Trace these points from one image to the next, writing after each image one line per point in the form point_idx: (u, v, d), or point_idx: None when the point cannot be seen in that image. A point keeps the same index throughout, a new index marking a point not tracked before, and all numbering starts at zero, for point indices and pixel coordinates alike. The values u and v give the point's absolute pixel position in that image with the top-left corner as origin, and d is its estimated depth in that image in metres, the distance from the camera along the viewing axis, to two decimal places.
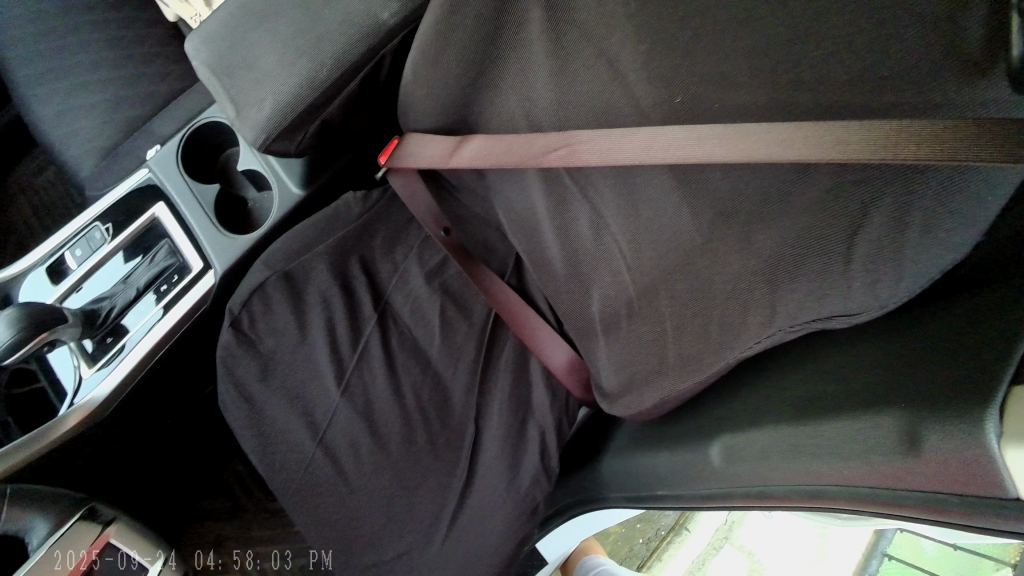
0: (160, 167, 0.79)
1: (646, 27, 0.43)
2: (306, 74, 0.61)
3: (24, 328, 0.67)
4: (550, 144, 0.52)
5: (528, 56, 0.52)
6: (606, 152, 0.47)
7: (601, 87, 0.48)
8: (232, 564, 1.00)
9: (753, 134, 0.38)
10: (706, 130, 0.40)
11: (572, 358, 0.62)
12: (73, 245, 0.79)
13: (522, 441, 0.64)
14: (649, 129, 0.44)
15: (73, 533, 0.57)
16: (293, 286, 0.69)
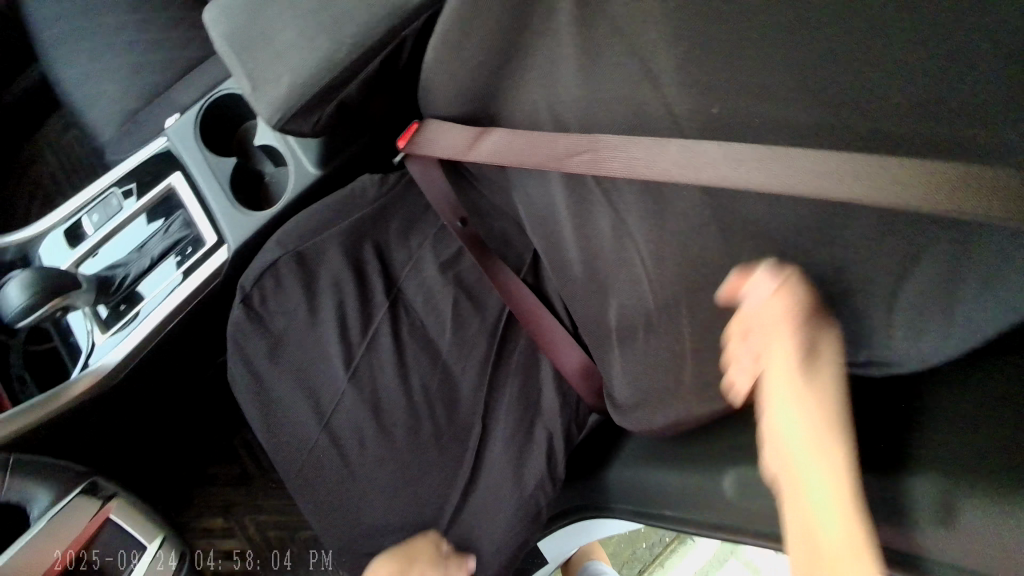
0: (178, 135, 0.78)
1: (684, 31, 0.41)
2: (325, 55, 0.61)
3: (37, 292, 0.67)
4: (572, 146, 0.50)
5: (557, 49, 0.49)
6: (632, 162, 0.45)
7: (634, 88, 0.45)
8: (237, 530, 0.98)
9: (798, 163, 0.36)
10: (748, 152, 0.39)
11: (584, 363, 0.60)
12: (91, 210, 0.79)
13: (528, 441, 0.61)
14: (683, 142, 0.42)
15: (74, 506, 0.59)
16: (305, 266, 0.69)
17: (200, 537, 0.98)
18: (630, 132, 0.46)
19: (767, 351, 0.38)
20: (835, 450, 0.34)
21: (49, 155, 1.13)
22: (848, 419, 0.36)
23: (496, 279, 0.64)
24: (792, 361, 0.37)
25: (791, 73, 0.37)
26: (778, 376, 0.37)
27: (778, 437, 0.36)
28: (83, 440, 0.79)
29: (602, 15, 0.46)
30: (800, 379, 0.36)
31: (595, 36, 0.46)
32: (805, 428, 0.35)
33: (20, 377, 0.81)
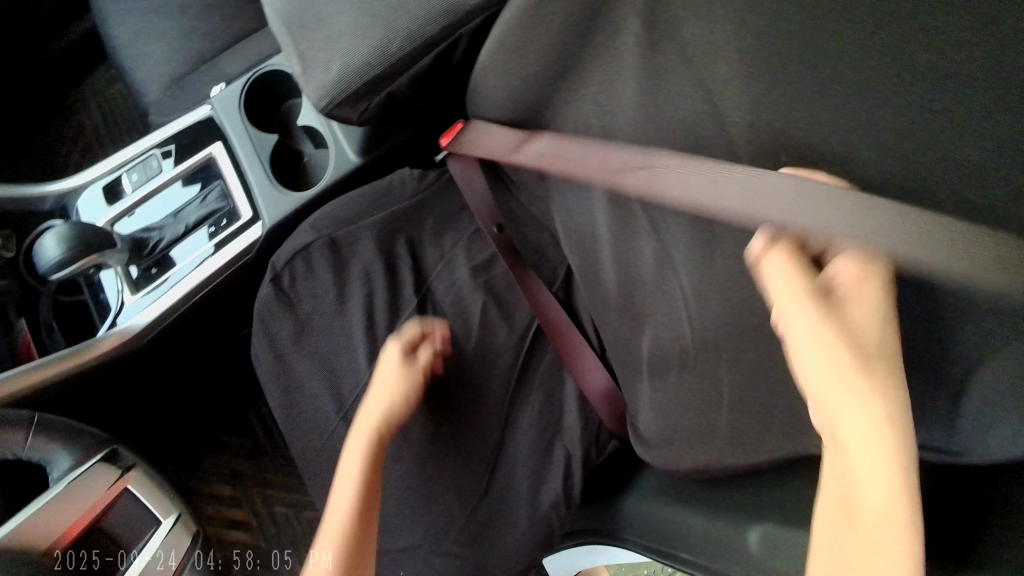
0: (222, 105, 0.78)
1: (756, 77, 0.42)
2: (377, 45, 0.60)
3: (73, 247, 0.67)
4: (626, 164, 0.49)
5: (620, 71, 0.49)
6: (698, 197, 0.45)
7: (695, 120, 0.45)
8: (245, 500, 1.01)
9: (879, 227, 0.38)
10: (832, 204, 0.39)
11: (609, 385, 0.61)
12: (131, 169, 0.79)
13: (547, 458, 0.62)
14: (759, 178, 0.42)
15: (92, 473, 0.57)
16: (337, 252, 0.70)
17: (209, 502, 1.01)
18: (694, 163, 0.45)
19: (785, 268, 0.39)
20: (866, 365, 0.35)
21: (93, 104, 1.15)
22: (877, 334, 0.36)
23: (530, 292, 0.64)
24: (809, 293, 0.38)
25: (857, 135, 0.39)
26: (798, 298, 0.37)
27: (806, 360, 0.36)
28: (104, 398, 0.80)
29: (671, 46, 0.45)
30: (826, 310, 0.37)
31: (659, 61, 0.46)
32: (831, 348, 0.35)
33: (48, 326, 0.80)
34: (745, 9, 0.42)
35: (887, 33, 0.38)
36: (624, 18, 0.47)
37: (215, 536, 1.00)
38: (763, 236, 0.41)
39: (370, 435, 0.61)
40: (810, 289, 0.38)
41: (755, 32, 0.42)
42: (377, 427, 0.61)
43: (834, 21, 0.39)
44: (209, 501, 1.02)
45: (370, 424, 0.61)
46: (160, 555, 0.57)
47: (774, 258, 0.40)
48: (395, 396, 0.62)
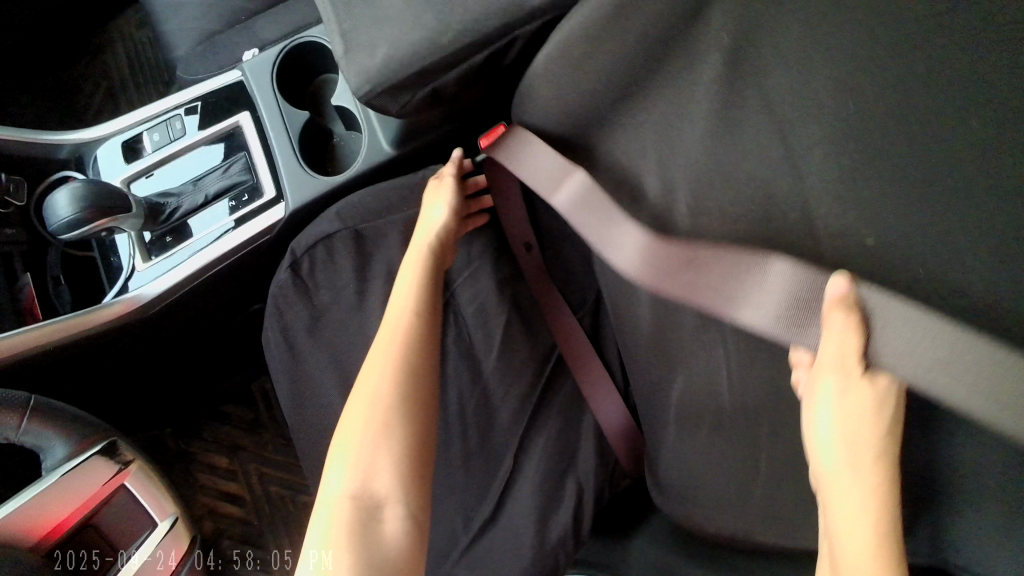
0: (253, 73, 0.74)
1: (836, 144, 0.43)
2: (428, 36, 0.56)
3: (84, 208, 0.60)
4: (674, 264, 0.49)
5: (691, 108, 0.48)
6: (742, 303, 0.47)
7: (766, 174, 0.46)
8: (240, 474, 1.04)
9: (919, 346, 0.41)
10: (872, 318, 0.42)
11: (627, 426, 0.68)
12: (152, 128, 0.73)
13: (560, 486, 0.67)
14: (796, 283, 0.44)
15: (89, 465, 0.58)
16: (362, 245, 0.69)
17: (206, 470, 1.04)
18: (733, 260, 0.46)
19: (836, 332, 0.43)
20: (868, 442, 0.42)
21: (121, 48, 1.10)
22: (881, 412, 0.42)
23: (560, 328, 0.69)
24: (844, 367, 0.43)
25: (925, 220, 0.41)
26: (835, 366, 0.43)
27: (814, 428, 0.44)
28: (112, 366, 0.79)
29: (752, 94, 0.46)
30: (849, 387, 0.43)
31: (738, 101, 0.46)
32: (841, 431, 0.42)
33: (55, 278, 0.74)
34: (835, 78, 0.43)
35: (969, 125, 0.40)
36: (705, 52, 0.47)
37: (206, 506, 1.03)
38: (837, 287, 0.42)
39: (428, 247, 0.64)
40: (846, 363, 0.43)
41: (841, 101, 0.43)
42: (435, 239, 0.64)
43: (916, 110, 0.41)
44: (206, 469, 1.04)
45: (428, 237, 0.64)
46: (160, 555, 0.63)
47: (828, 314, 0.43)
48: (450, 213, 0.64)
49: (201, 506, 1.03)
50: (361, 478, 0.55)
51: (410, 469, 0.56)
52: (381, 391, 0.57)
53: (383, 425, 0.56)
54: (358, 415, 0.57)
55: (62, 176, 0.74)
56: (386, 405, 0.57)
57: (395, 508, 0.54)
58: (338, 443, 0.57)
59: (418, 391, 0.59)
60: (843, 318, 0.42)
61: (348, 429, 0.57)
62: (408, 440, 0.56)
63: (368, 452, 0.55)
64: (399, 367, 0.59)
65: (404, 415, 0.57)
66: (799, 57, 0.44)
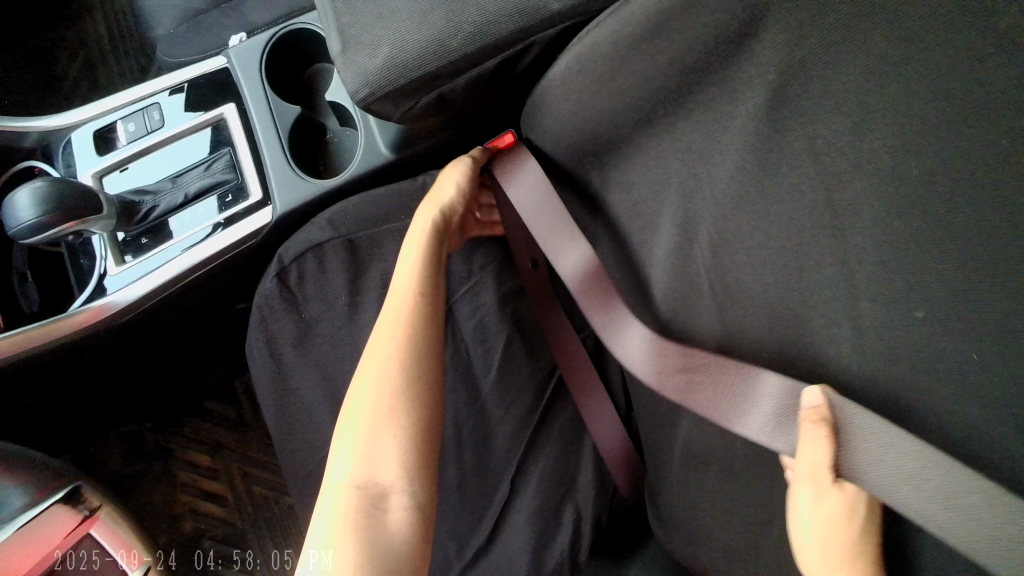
0: (240, 60, 0.68)
1: (890, 201, 0.37)
2: (436, 34, 0.51)
3: (50, 210, 0.54)
4: (677, 366, 0.50)
5: (724, 143, 0.45)
6: (734, 409, 0.47)
7: (796, 220, 0.42)
8: (222, 473, 1.01)
9: (893, 461, 0.39)
10: (846, 428, 0.41)
11: (628, 452, 0.67)
12: (128, 117, 0.67)
13: (556, 515, 0.66)
14: (778, 389, 0.45)
15: (51, 513, 0.55)
16: (355, 255, 0.65)
17: (186, 469, 1.01)
18: (720, 365, 0.48)
19: (810, 444, 0.42)
20: (846, 551, 0.41)
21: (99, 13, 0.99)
22: (855, 518, 0.42)
23: (563, 348, 0.67)
24: (818, 479, 0.42)
25: (1005, 306, 0.34)
26: (812, 477, 0.42)
27: (796, 537, 0.43)
28: (83, 374, 0.74)
29: (795, 133, 0.40)
30: (824, 499, 0.42)
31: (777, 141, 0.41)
32: (821, 541, 0.41)
33: (21, 275, 0.66)
34: (901, 121, 0.36)
35: None
36: (748, 81, 0.42)
37: (187, 505, 1.00)
38: (814, 396, 0.42)
39: (434, 223, 0.58)
40: (821, 474, 0.42)
41: (897, 154, 0.37)
42: (436, 219, 0.58)
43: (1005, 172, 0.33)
44: (186, 469, 1.01)
45: (433, 211, 0.58)
46: None
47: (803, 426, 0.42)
48: (461, 192, 0.60)
49: (182, 505, 1.00)
50: (365, 464, 0.48)
51: (418, 455, 0.49)
52: (389, 371, 0.51)
53: (393, 406, 0.50)
54: (364, 396, 0.50)
55: (26, 166, 0.67)
56: (395, 386, 0.51)
57: (402, 498, 0.47)
58: (342, 426, 0.50)
59: (427, 372, 0.52)
60: (818, 432, 0.41)
61: (354, 411, 0.50)
62: (418, 424, 0.50)
63: (375, 434, 0.48)
64: (408, 346, 0.53)
65: (414, 397, 0.51)
66: (852, 99, 0.38)
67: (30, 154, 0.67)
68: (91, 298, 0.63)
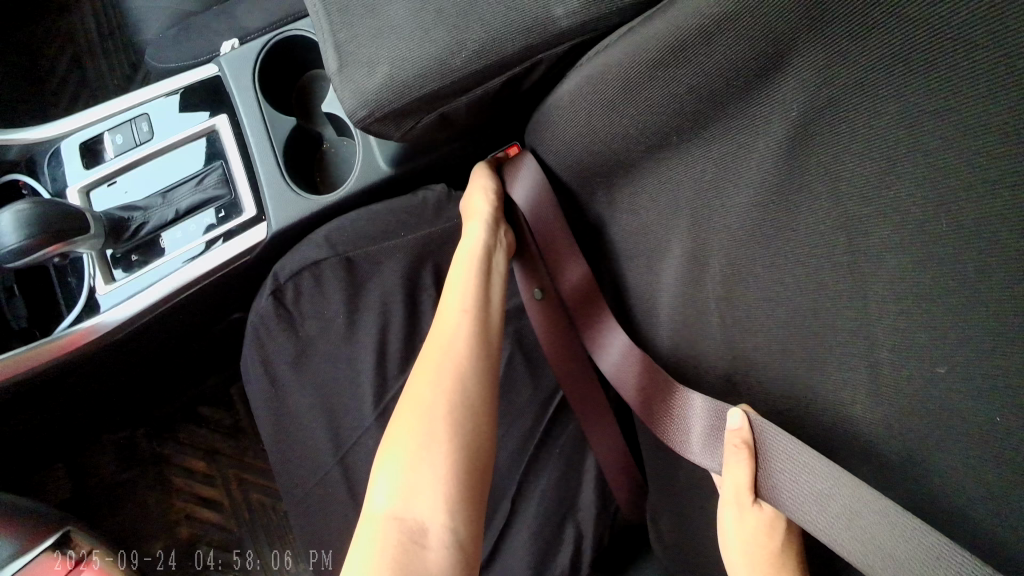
0: (232, 68, 0.66)
1: (908, 249, 0.36)
2: (439, 53, 0.49)
3: (35, 235, 0.52)
4: (648, 382, 0.53)
5: (739, 175, 0.44)
6: (676, 427, 0.51)
7: (808, 253, 0.41)
8: (217, 479, 0.99)
9: (806, 482, 0.42)
10: (764, 451, 0.45)
11: (630, 479, 0.65)
12: (114, 128, 0.64)
13: (558, 535, 0.65)
14: (705, 405, 0.50)
15: (40, 562, 0.56)
16: (353, 272, 0.63)
17: (181, 475, 0.99)
18: (663, 384, 0.52)
19: (732, 466, 0.46)
20: (769, 563, 0.45)
21: (88, 4, 0.95)
22: (779, 531, 0.46)
23: (567, 374, 0.63)
24: (740, 500, 0.46)
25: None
26: (734, 497, 0.46)
27: (725, 552, 0.47)
28: (72, 390, 0.72)
29: (815, 172, 0.40)
30: (746, 516, 0.46)
31: (793, 167, 0.41)
32: (745, 557, 0.46)
33: (8, 290, 0.62)
34: (924, 161, 0.35)
35: None
36: (763, 109, 0.41)
37: (181, 511, 0.99)
38: (736, 418, 0.46)
39: (482, 243, 0.58)
40: (743, 496, 0.45)
41: (921, 194, 0.35)
42: (485, 240, 0.58)
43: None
44: (182, 475, 0.99)
45: (483, 231, 0.58)
46: None
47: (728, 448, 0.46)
48: (490, 193, 0.60)
49: (178, 512, 0.99)
50: (408, 498, 0.45)
51: (464, 493, 0.46)
52: (440, 395, 0.49)
53: (443, 434, 0.48)
54: (411, 422, 0.48)
55: (8, 179, 0.63)
56: (447, 413, 0.49)
57: (443, 537, 0.44)
58: (385, 453, 0.48)
59: (481, 404, 0.50)
60: (738, 455, 0.45)
61: (399, 438, 0.48)
62: (467, 460, 0.48)
63: (419, 464, 0.46)
64: (461, 376, 0.51)
65: (462, 431, 0.48)
66: (871, 139, 0.37)
67: (12, 167, 0.63)
68: (76, 320, 0.61)
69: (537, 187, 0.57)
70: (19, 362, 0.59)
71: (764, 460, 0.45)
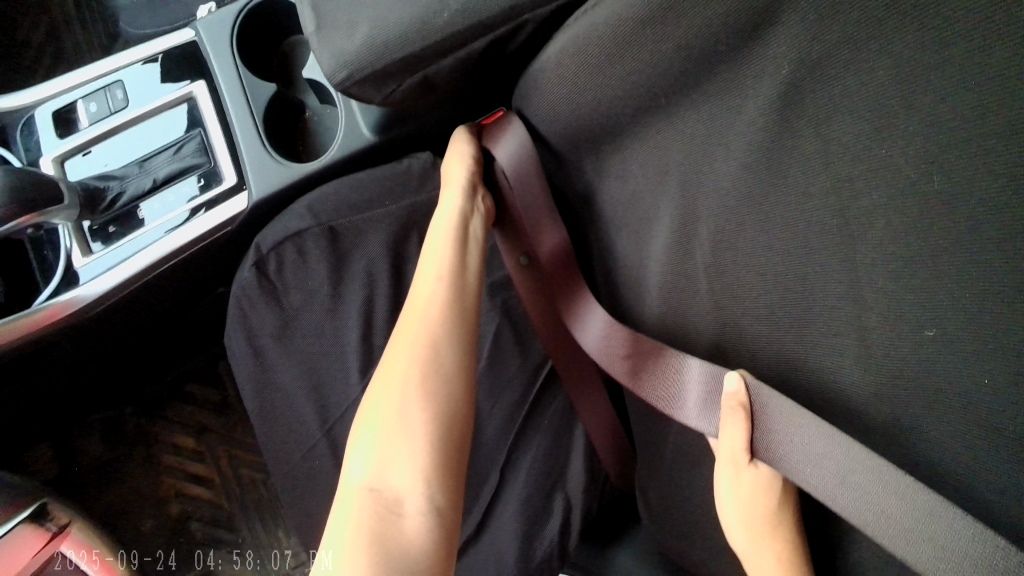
0: (209, 33, 0.63)
1: (899, 208, 0.36)
2: (420, 12, 0.47)
3: (6, 204, 0.51)
4: (634, 349, 0.52)
5: (727, 139, 0.43)
6: (668, 390, 0.50)
7: (797, 218, 0.40)
8: (207, 456, 0.99)
9: (803, 442, 0.42)
10: (759, 413, 0.45)
11: (619, 446, 0.65)
12: (88, 96, 0.62)
13: (547, 507, 0.65)
14: (700, 373, 0.49)
15: (23, 530, 0.59)
16: (337, 243, 0.62)
17: (171, 453, 0.99)
18: (651, 350, 0.52)
19: (728, 427, 0.46)
20: (766, 521, 0.46)
21: None
22: (775, 488, 0.47)
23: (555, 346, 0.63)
24: (736, 460, 0.46)
25: (1016, 315, 0.32)
26: (730, 459, 0.46)
27: (721, 511, 0.48)
28: (54, 366, 0.71)
29: (805, 133, 0.39)
30: (742, 477, 0.47)
31: (783, 129, 0.40)
32: (743, 516, 0.47)
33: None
34: (915, 118, 0.34)
35: None
36: (752, 69, 0.40)
37: (172, 488, 0.98)
38: (733, 383, 0.46)
39: (459, 210, 0.56)
40: (739, 457, 0.46)
41: (911, 152, 0.34)
42: (461, 207, 0.57)
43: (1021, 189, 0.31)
44: (170, 453, 0.99)
45: (459, 199, 0.57)
46: None
47: (724, 411, 0.46)
48: (468, 157, 0.59)
49: (167, 489, 0.98)
50: (383, 468, 0.44)
51: (442, 460, 0.45)
52: (414, 365, 0.48)
53: (420, 408, 0.47)
54: (388, 391, 0.47)
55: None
56: (420, 382, 0.48)
57: (420, 504, 0.44)
58: (362, 424, 0.47)
59: (456, 372, 0.49)
60: (734, 417, 0.45)
61: (375, 410, 0.47)
62: (445, 431, 0.46)
63: (393, 433, 0.45)
64: (434, 341, 0.49)
65: (438, 399, 0.47)
66: (862, 96, 0.36)
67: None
68: (54, 294, 0.59)
69: (520, 150, 0.55)
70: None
71: (759, 420, 0.45)
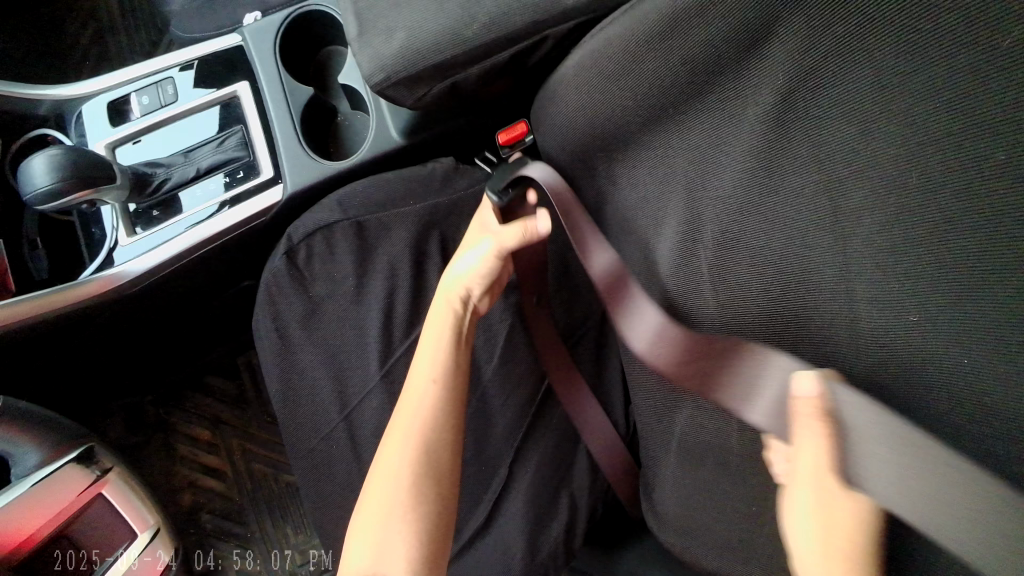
0: (255, 39, 0.69)
1: (887, 207, 0.39)
2: (451, 23, 0.52)
3: (66, 178, 0.55)
4: (701, 350, 0.51)
5: (730, 146, 0.47)
6: (739, 393, 0.48)
7: (794, 218, 0.44)
8: (221, 448, 1.02)
9: (897, 456, 0.38)
10: (842, 423, 0.40)
11: (623, 466, 0.67)
12: (141, 90, 0.67)
13: (552, 500, 0.67)
14: (776, 369, 0.46)
15: (66, 471, 0.66)
16: (363, 236, 0.66)
17: (186, 442, 1.02)
18: (723, 350, 0.49)
19: (806, 438, 0.41)
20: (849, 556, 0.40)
21: None
22: (866, 523, 0.40)
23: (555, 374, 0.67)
24: (816, 480, 0.41)
25: (988, 300, 0.35)
26: (811, 475, 0.41)
27: (793, 540, 0.42)
28: (88, 344, 0.75)
29: (802, 140, 0.42)
30: (822, 498, 0.41)
31: (781, 137, 0.43)
32: (819, 545, 0.40)
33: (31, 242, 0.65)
34: (897, 126, 0.38)
35: None
36: (752, 81, 0.44)
37: (185, 478, 1.01)
38: (810, 386, 0.41)
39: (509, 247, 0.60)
40: (822, 474, 0.41)
41: (896, 155, 0.38)
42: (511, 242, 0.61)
43: (993, 183, 0.34)
44: (185, 442, 1.02)
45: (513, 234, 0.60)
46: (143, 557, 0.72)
47: (799, 417, 0.42)
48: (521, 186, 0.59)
49: (181, 479, 1.01)
50: (376, 556, 0.50)
51: (426, 553, 0.51)
52: (405, 462, 0.53)
53: (409, 504, 0.52)
54: (382, 491, 0.52)
55: (38, 133, 0.66)
56: (409, 479, 0.53)
57: None
58: (360, 517, 0.53)
59: (446, 466, 0.54)
60: (811, 422, 0.41)
61: (371, 503, 0.52)
62: (433, 518, 0.52)
63: (386, 525, 0.51)
64: (425, 434, 0.54)
65: (428, 495, 0.53)
66: (850, 107, 0.40)
67: (44, 122, 0.66)
68: (99, 269, 0.64)
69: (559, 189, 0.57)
70: (40, 307, 0.62)
71: (842, 434, 0.41)
